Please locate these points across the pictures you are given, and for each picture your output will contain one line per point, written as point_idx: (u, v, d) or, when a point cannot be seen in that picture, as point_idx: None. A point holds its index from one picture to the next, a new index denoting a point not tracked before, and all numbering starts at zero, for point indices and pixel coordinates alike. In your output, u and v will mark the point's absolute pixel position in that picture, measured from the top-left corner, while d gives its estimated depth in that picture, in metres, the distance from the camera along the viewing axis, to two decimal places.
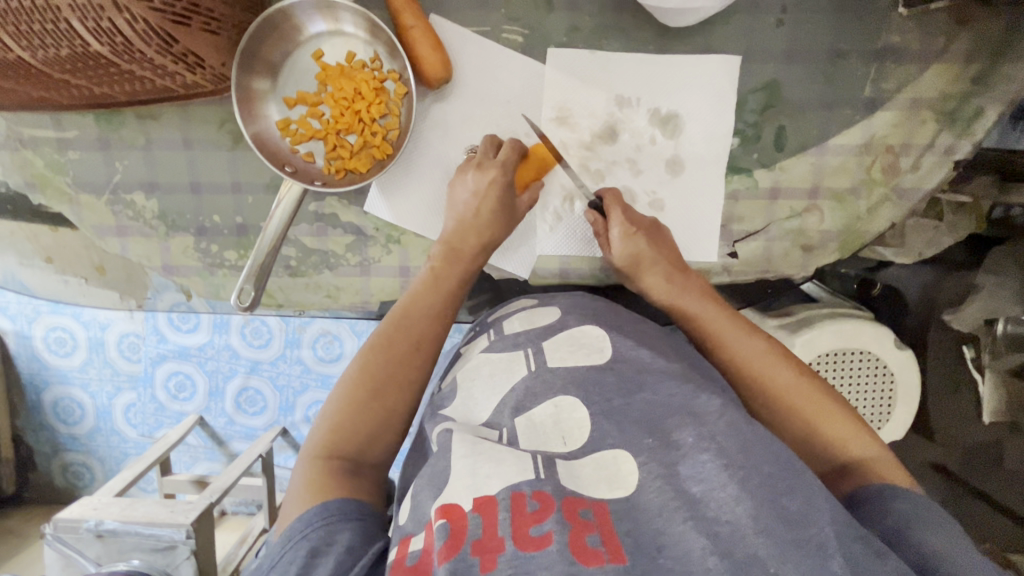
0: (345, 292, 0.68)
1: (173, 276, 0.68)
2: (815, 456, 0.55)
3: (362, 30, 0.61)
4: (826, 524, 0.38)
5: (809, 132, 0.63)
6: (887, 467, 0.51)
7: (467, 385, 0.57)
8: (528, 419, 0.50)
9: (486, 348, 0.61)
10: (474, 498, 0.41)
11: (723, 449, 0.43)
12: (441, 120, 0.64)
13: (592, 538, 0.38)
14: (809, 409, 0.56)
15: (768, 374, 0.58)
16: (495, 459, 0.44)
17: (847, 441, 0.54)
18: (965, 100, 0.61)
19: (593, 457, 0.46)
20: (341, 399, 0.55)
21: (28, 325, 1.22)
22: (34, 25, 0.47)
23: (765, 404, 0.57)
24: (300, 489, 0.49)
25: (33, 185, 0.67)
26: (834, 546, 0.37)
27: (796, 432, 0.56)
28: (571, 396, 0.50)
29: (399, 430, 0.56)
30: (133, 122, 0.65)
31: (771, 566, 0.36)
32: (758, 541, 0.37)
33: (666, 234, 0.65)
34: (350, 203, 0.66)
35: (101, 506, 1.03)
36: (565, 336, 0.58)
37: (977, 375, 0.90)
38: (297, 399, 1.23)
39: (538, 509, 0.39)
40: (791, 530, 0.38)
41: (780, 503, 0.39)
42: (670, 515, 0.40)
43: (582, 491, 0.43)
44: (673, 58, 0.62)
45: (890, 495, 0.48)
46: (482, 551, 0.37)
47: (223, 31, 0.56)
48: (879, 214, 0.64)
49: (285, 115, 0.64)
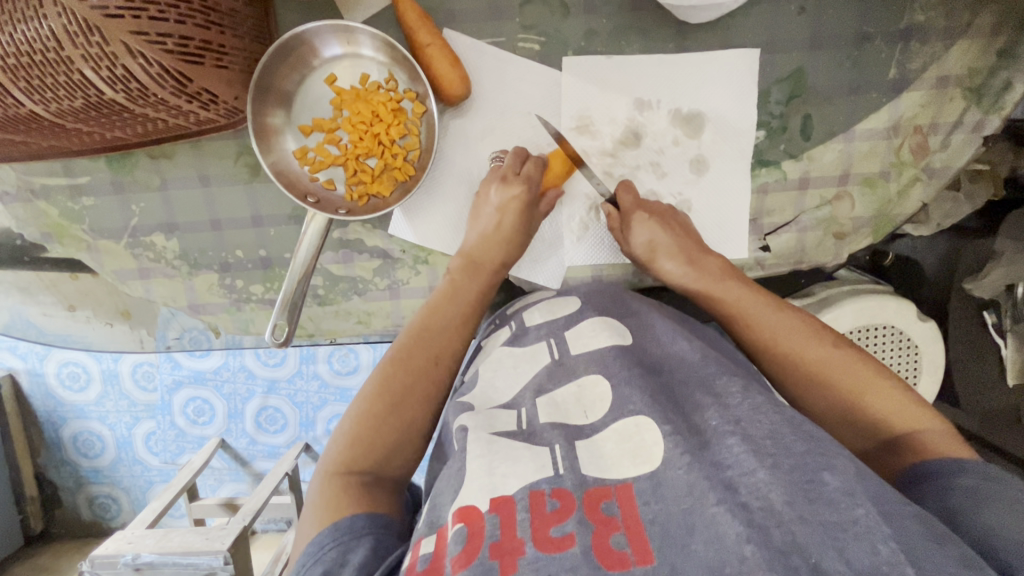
0: (376, 316, 0.67)
1: (200, 314, 0.67)
2: (858, 434, 0.53)
3: (380, 53, 0.59)
4: (868, 504, 0.35)
5: (837, 119, 0.62)
6: (941, 440, 0.49)
7: (488, 376, 0.55)
8: (550, 398, 0.50)
9: (511, 342, 0.58)
10: (491, 498, 0.40)
11: (749, 435, 0.41)
12: (461, 136, 0.63)
13: (617, 538, 0.36)
14: (849, 382, 0.53)
15: (802, 349, 0.56)
16: (512, 458, 0.43)
17: (893, 414, 0.51)
18: (992, 74, 0.60)
19: (615, 429, 0.45)
20: (359, 414, 0.53)
21: (41, 362, 1.21)
22: (47, 78, 0.46)
23: (801, 383, 0.55)
24: (316, 507, 0.47)
25: (49, 235, 0.65)
26: (883, 531, 0.33)
27: (837, 409, 0.53)
28: (594, 373, 0.51)
29: (419, 443, 0.54)
30: (146, 162, 0.63)
31: (813, 555, 0.33)
32: (797, 528, 0.34)
33: (682, 217, 0.63)
34: (374, 227, 0.65)
35: (136, 538, 1.02)
36: (587, 325, 0.56)
37: (1000, 339, 0.87)
38: (317, 414, 1.22)
39: (558, 508, 0.38)
40: (835, 514, 0.35)
41: (814, 488, 0.36)
42: (702, 496, 0.37)
43: (605, 477, 0.41)
44: (693, 54, 0.61)
45: (953, 470, 0.45)
46: (499, 552, 0.36)
47: (234, 65, 0.54)
48: (910, 196, 0.63)
49: (301, 144, 0.62)
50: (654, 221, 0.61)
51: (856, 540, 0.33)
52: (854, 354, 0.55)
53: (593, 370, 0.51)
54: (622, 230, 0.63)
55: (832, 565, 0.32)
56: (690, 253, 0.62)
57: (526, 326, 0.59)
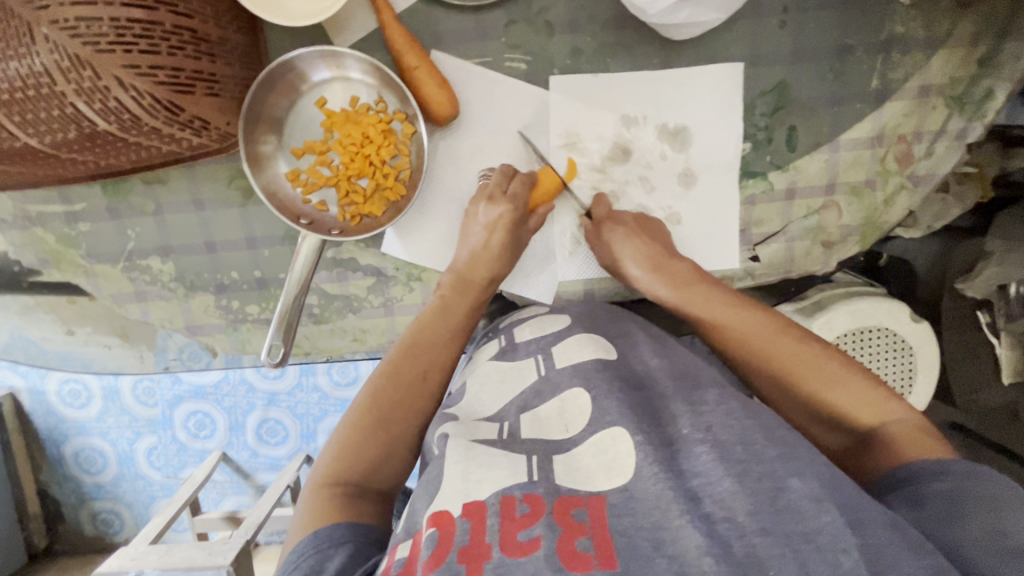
0: (371, 334, 0.68)
1: (198, 335, 0.68)
2: (830, 429, 0.54)
3: (369, 76, 0.60)
4: (835, 511, 0.37)
5: (821, 130, 0.63)
6: (908, 432, 0.50)
7: (476, 390, 0.56)
8: (534, 414, 0.50)
9: (499, 356, 0.59)
10: (464, 503, 0.40)
11: (719, 442, 0.42)
12: (451, 155, 0.64)
13: (582, 542, 0.37)
14: (817, 379, 0.54)
15: (776, 351, 0.56)
16: (487, 463, 0.43)
17: (862, 408, 0.52)
18: (973, 82, 0.61)
19: (593, 442, 0.45)
20: (350, 428, 0.54)
21: (41, 380, 1.21)
22: (40, 112, 0.47)
23: (774, 383, 0.56)
24: (303, 515, 0.48)
25: (46, 261, 0.66)
26: (847, 539, 0.35)
27: (809, 407, 0.54)
28: (576, 386, 0.50)
29: (408, 456, 0.54)
30: (141, 187, 0.64)
31: (771, 567, 0.35)
32: (758, 540, 0.36)
33: (661, 228, 0.64)
34: (367, 245, 0.65)
35: (139, 555, 1.02)
36: (573, 340, 0.56)
37: (994, 339, 0.87)
38: (318, 425, 1.23)
39: (528, 512, 0.38)
40: (800, 524, 0.37)
41: (782, 496, 0.38)
42: (667, 509, 0.38)
43: (579, 488, 0.41)
44: (678, 68, 0.62)
45: (928, 474, 0.45)
46: (467, 556, 0.36)
47: (225, 92, 0.54)
48: (895, 203, 0.64)
49: (293, 166, 0.63)
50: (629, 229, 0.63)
51: (818, 552, 0.35)
52: (829, 354, 0.56)
53: (575, 383, 0.51)
54: (599, 241, 0.64)
55: None
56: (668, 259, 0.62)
57: (516, 342, 0.60)
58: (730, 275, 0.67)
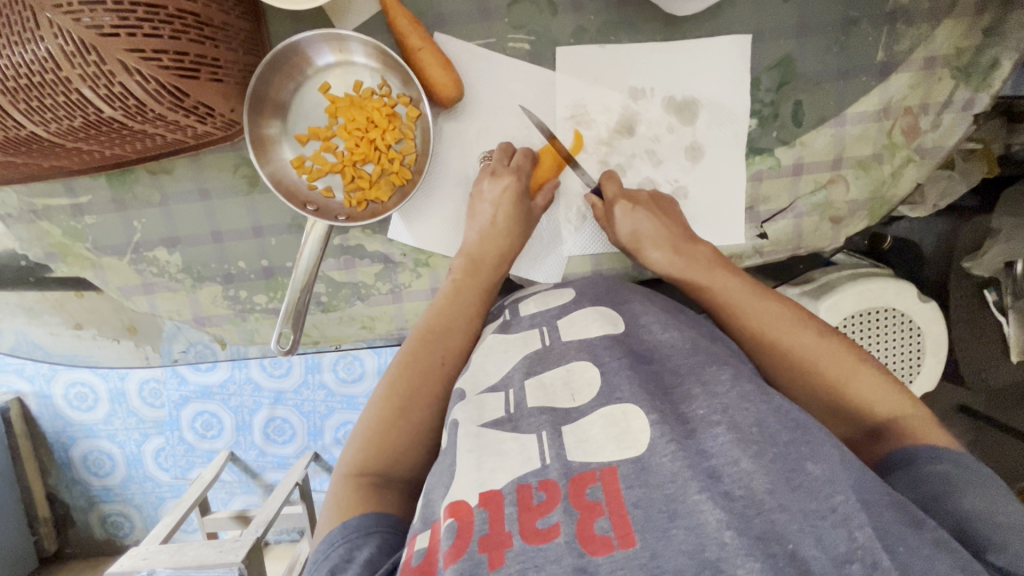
0: (380, 321, 0.68)
1: (206, 326, 0.68)
2: (841, 422, 0.53)
3: (373, 59, 0.60)
4: (849, 492, 0.37)
5: (827, 104, 0.63)
6: (922, 427, 0.49)
7: (479, 360, 0.55)
8: (538, 380, 0.49)
9: (502, 330, 0.58)
10: (480, 493, 0.40)
11: (736, 424, 0.41)
12: (456, 137, 0.64)
13: (601, 523, 0.36)
14: (833, 367, 0.53)
15: (784, 336, 0.55)
16: (499, 453, 0.43)
17: (875, 400, 0.51)
18: (979, 52, 0.60)
19: (602, 414, 0.44)
20: (371, 419, 0.53)
21: (48, 382, 1.21)
22: (45, 99, 0.47)
23: (784, 369, 0.55)
24: (329, 508, 0.48)
25: (53, 255, 0.66)
26: (861, 518, 0.35)
27: (823, 397, 0.53)
28: (583, 360, 0.50)
29: (429, 446, 0.54)
30: (146, 178, 0.64)
31: (791, 541, 0.34)
32: (778, 515, 0.35)
33: (664, 198, 0.64)
34: (374, 232, 0.65)
35: (151, 554, 1.02)
36: (579, 314, 0.56)
37: (1000, 317, 0.89)
38: (325, 422, 1.22)
39: (545, 500, 0.38)
40: (814, 501, 0.36)
41: (796, 477, 0.38)
42: (684, 484, 0.37)
43: (590, 460, 0.41)
44: (682, 44, 0.61)
45: (928, 456, 0.46)
46: (487, 547, 0.36)
47: (229, 78, 0.54)
48: (903, 176, 0.64)
49: (298, 153, 0.63)
50: (640, 208, 0.62)
51: (833, 529, 0.35)
52: (837, 341, 0.55)
53: (582, 356, 0.51)
54: (608, 220, 0.63)
55: (812, 553, 0.34)
56: (676, 240, 0.62)
57: (521, 316, 0.59)
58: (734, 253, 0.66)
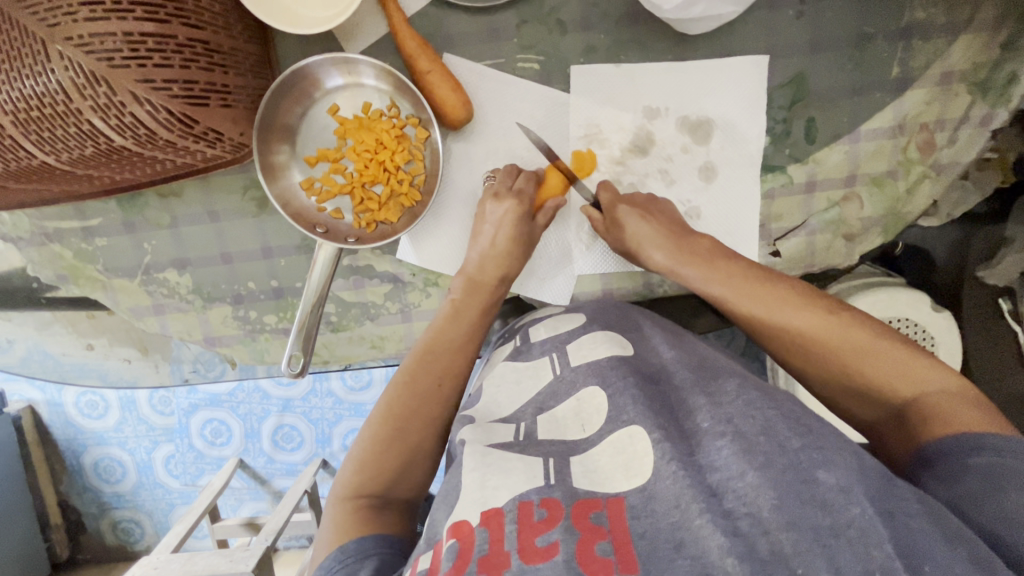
0: (389, 340, 0.67)
1: (216, 347, 0.68)
2: (866, 404, 0.51)
3: (382, 81, 0.60)
4: (864, 502, 0.35)
5: (841, 121, 0.62)
6: (945, 402, 0.47)
7: (491, 392, 0.54)
8: (550, 415, 0.49)
9: (513, 356, 0.58)
10: (481, 511, 0.39)
11: (740, 433, 0.41)
12: (465, 157, 0.63)
13: (602, 546, 0.36)
14: (846, 353, 0.52)
15: (792, 323, 0.54)
16: (504, 470, 0.42)
17: (895, 380, 0.49)
18: (996, 68, 0.59)
19: (610, 442, 0.44)
20: (367, 442, 0.53)
21: (59, 393, 1.23)
22: (57, 129, 0.47)
23: (802, 358, 0.54)
24: (327, 529, 0.48)
25: (64, 277, 0.66)
26: (880, 532, 0.34)
27: (843, 381, 0.52)
28: (592, 386, 0.49)
29: (425, 464, 0.54)
30: (156, 201, 0.64)
31: (796, 564, 0.33)
32: (783, 536, 0.34)
33: (674, 209, 0.63)
34: (383, 252, 0.65)
35: (161, 564, 1.02)
36: (588, 337, 0.55)
37: (1016, 326, 0.89)
38: (334, 431, 1.23)
39: (546, 517, 0.37)
40: (828, 517, 0.35)
41: (810, 490, 0.36)
42: (686, 508, 0.37)
43: (596, 489, 0.40)
44: (694, 63, 0.61)
45: (964, 450, 0.42)
46: (487, 567, 0.35)
47: (238, 103, 0.54)
48: (919, 192, 0.63)
49: (308, 175, 0.63)
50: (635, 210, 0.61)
51: (848, 547, 0.33)
52: (847, 319, 0.53)
53: (591, 381, 0.50)
54: (608, 228, 0.62)
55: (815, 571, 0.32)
56: (673, 232, 0.60)
57: (530, 342, 0.59)
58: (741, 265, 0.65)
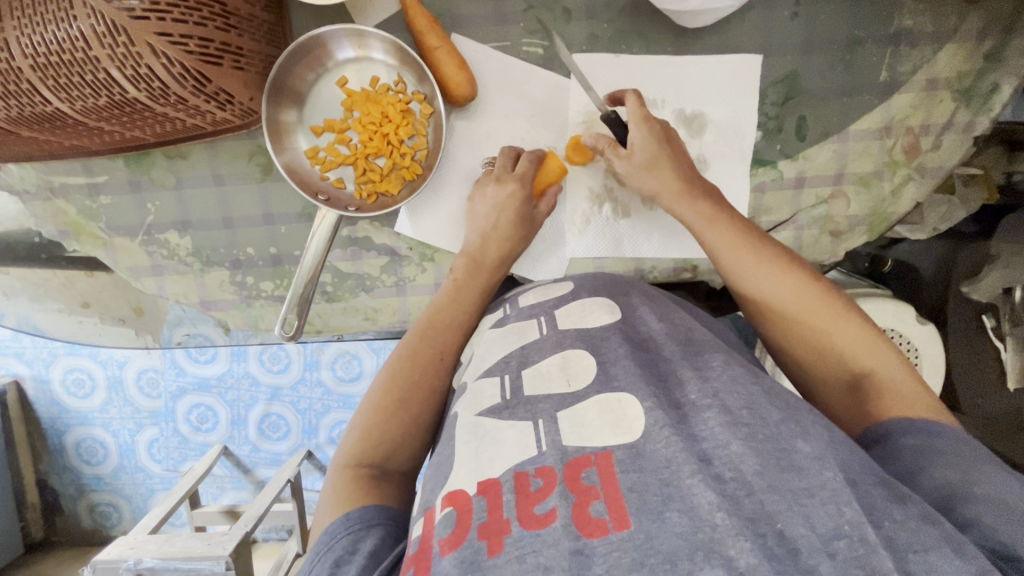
0: (383, 313, 0.69)
1: (211, 310, 0.68)
2: (824, 370, 0.54)
3: (390, 56, 0.62)
4: (838, 470, 0.35)
5: (830, 120, 0.64)
6: (903, 384, 0.50)
7: (481, 353, 0.54)
8: (535, 369, 0.48)
9: (499, 323, 0.58)
10: (479, 482, 0.39)
11: (726, 407, 0.40)
12: (468, 135, 0.65)
13: (596, 506, 0.35)
14: (818, 315, 0.54)
15: (779, 285, 0.56)
16: (497, 441, 0.42)
17: (858, 352, 0.52)
18: (980, 77, 0.62)
19: (598, 400, 0.43)
20: (370, 410, 0.54)
21: (47, 367, 1.22)
22: (74, 77, 0.48)
23: (780, 318, 0.56)
24: (330, 497, 0.48)
25: (66, 233, 0.67)
26: (850, 494, 0.34)
27: (809, 345, 0.54)
28: (579, 348, 0.50)
29: (427, 435, 0.54)
30: (163, 162, 0.65)
31: (780, 521, 0.33)
32: (767, 496, 0.34)
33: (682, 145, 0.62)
34: (381, 225, 0.67)
35: (138, 544, 1.01)
36: (577, 305, 0.56)
37: (999, 344, 0.86)
38: (320, 420, 1.22)
39: (542, 487, 0.37)
40: (805, 482, 0.35)
41: (788, 456, 0.36)
42: (678, 469, 0.36)
43: (585, 446, 0.39)
44: (693, 58, 0.63)
45: (902, 429, 0.46)
46: (487, 534, 0.35)
47: (251, 67, 0.56)
48: (903, 194, 0.65)
49: (313, 144, 0.65)
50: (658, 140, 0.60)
51: (823, 506, 0.33)
52: (827, 290, 0.55)
53: (579, 346, 0.50)
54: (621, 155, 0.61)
55: (799, 532, 0.32)
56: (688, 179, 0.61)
57: (520, 307, 0.59)
58: (696, 261, 0.67)
